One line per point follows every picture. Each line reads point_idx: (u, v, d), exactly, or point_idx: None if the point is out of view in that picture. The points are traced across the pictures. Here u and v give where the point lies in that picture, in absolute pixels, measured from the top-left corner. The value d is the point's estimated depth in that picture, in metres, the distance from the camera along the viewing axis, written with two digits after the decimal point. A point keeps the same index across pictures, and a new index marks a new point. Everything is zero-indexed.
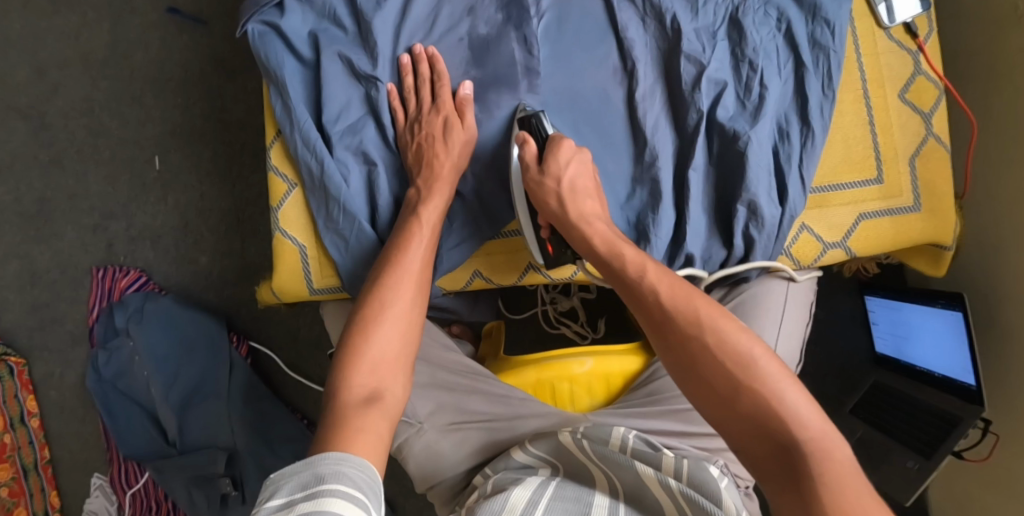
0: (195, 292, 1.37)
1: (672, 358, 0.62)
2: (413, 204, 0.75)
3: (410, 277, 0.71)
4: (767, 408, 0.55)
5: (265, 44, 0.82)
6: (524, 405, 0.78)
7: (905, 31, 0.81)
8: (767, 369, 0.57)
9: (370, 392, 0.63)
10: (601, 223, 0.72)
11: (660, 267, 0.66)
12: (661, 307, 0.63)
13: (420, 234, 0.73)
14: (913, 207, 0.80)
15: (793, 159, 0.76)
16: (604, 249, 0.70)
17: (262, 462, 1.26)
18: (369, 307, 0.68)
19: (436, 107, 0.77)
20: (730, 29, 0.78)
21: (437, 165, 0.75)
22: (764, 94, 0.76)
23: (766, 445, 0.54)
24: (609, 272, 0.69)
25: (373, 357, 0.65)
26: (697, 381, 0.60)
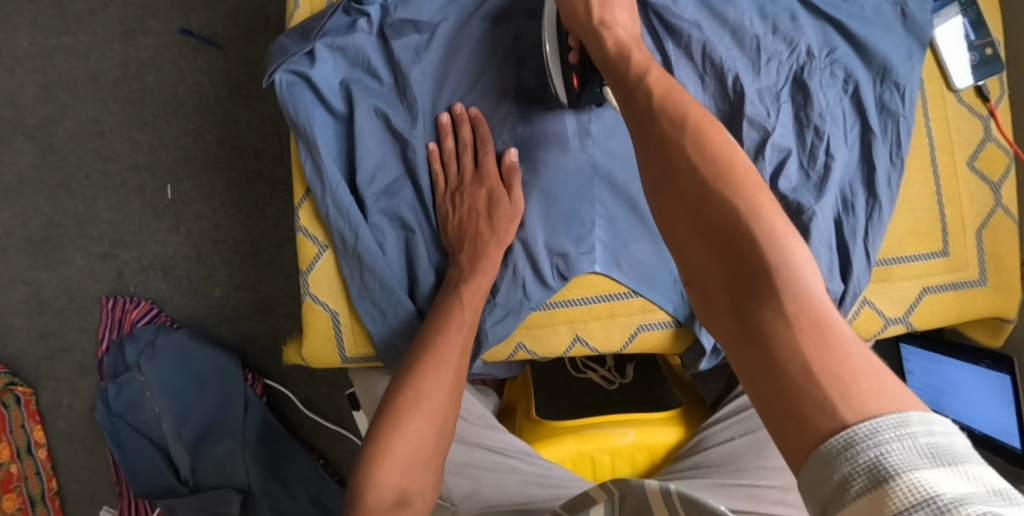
0: (208, 325, 1.32)
1: (646, 170, 0.53)
2: (455, 282, 0.71)
3: (449, 363, 0.65)
4: (742, 223, 0.45)
5: (294, 96, 0.76)
6: (564, 485, 0.75)
7: (976, 94, 0.76)
8: (749, 182, 0.47)
9: (397, 495, 0.60)
10: (625, 34, 0.63)
11: (665, 76, 0.57)
12: (647, 116, 0.54)
13: (461, 316, 0.68)
14: (979, 281, 0.76)
15: (858, 233, 0.72)
16: (615, 55, 0.61)
17: (276, 504, 1.22)
18: (403, 398, 0.63)
19: (479, 179, 0.73)
20: (794, 90, 0.74)
21: (482, 241, 0.71)
22: (830, 164, 0.72)
23: (732, 269, 0.45)
24: (615, 82, 0.60)
25: (403, 454, 0.61)
26: (667, 190, 0.51)
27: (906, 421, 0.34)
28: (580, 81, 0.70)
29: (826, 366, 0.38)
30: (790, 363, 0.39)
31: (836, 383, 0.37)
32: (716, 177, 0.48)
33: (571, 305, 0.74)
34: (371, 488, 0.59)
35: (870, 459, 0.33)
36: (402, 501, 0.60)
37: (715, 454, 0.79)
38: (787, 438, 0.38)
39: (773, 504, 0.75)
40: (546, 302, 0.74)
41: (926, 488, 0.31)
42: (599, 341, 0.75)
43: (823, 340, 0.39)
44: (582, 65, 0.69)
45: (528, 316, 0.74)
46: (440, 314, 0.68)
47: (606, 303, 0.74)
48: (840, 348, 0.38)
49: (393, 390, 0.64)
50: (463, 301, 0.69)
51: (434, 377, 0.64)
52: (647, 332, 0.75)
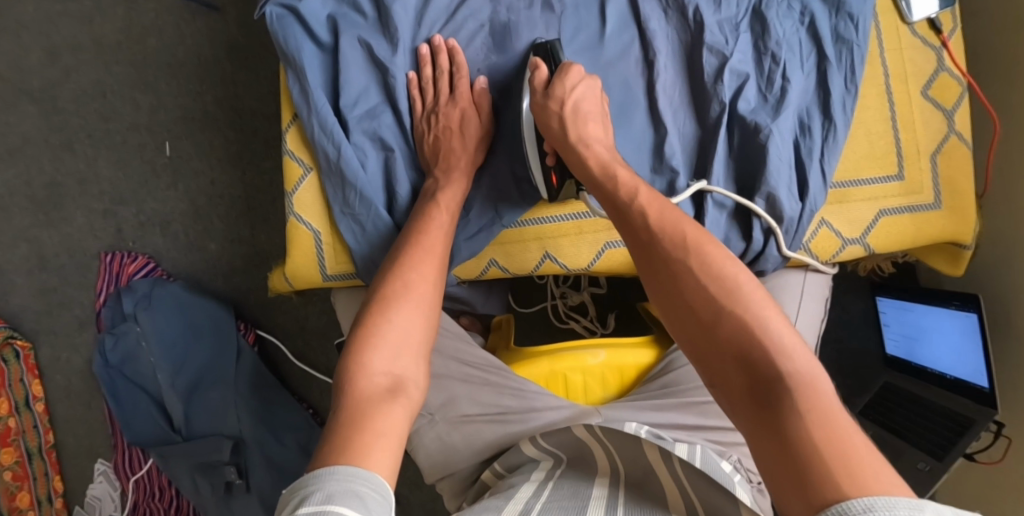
0: (204, 279, 1.36)
1: (661, 291, 0.60)
2: (431, 192, 0.75)
3: (431, 257, 0.70)
4: (756, 343, 0.52)
5: (284, 27, 0.81)
6: (536, 398, 0.78)
7: (929, 27, 0.80)
8: (755, 302, 0.54)
9: (390, 381, 0.61)
10: (600, 147, 0.70)
11: (653, 194, 0.64)
12: (652, 229, 0.62)
13: (441, 218, 0.73)
14: (933, 205, 0.80)
15: (814, 153, 0.76)
16: (600, 175, 0.68)
17: (267, 451, 1.26)
18: (390, 288, 0.67)
19: (453, 100, 0.78)
20: (754, 21, 0.78)
21: (454, 155, 0.76)
22: (786, 87, 0.76)
23: (751, 380, 0.51)
24: (602, 196, 0.67)
25: (391, 337, 0.63)
26: (683, 312, 0.57)
27: (919, 507, 0.38)
28: (557, 178, 0.74)
29: (845, 460, 0.44)
30: (812, 460, 0.45)
31: (856, 475, 0.42)
32: (724, 297, 0.55)
33: (542, 224, 0.78)
34: (362, 373, 0.60)
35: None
36: (396, 387, 0.61)
37: (685, 372, 0.82)
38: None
39: None
40: (517, 220, 0.78)
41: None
42: (569, 259, 0.78)
43: (840, 442, 0.45)
44: (559, 165, 0.74)
45: (500, 233, 0.78)
46: (419, 217, 0.73)
47: (575, 221, 0.78)
48: (856, 449, 0.44)
49: (376, 285, 0.68)
50: (440, 205, 0.74)
51: (419, 272, 0.69)
52: (613, 249, 0.78)
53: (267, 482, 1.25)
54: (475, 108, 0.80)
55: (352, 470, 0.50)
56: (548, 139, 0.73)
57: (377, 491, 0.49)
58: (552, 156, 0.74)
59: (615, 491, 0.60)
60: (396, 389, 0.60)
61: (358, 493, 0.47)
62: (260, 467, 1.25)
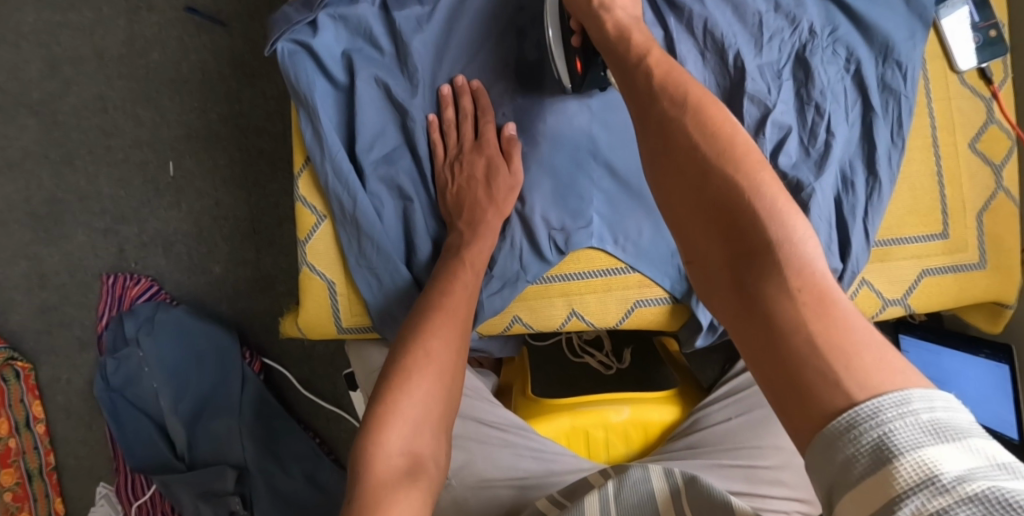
0: (208, 303, 1.33)
1: (649, 157, 0.55)
2: (455, 247, 0.71)
3: (452, 319, 0.66)
4: (744, 203, 0.47)
5: (296, 64, 0.76)
6: (558, 460, 0.76)
7: (979, 76, 0.76)
8: (751, 163, 0.49)
9: (408, 460, 0.57)
10: (624, 16, 0.64)
11: (667, 57, 0.58)
12: (651, 96, 0.56)
13: (465, 277, 0.69)
14: (978, 264, 0.76)
15: (858, 211, 0.72)
16: (616, 38, 0.62)
17: (274, 482, 1.23)
18: (410, 357, 0.62)
19: (479, 148, 0.74)
20: (796, 67, 0.74)
21: (479, 208, 0.72)
22: (830, 141, 0.71)
23: (734, 249, 0.46)
24: (616, 64, 0.61)
25: (409, 412, 0.59)
26: (672, 172, 0.52)
27: (907, 398, 0.35)
28: (582, 65, 0.70)
29: (830, 338, 0.39)
30: (795, 337, 0.40)
31: (839, 355, 0.38)
32: (717, 157, 0.50)
33: (568, 279, 0.74)
34: (380, 453, 0.56)
35: (873, 439, 0.34)
36: (414, 467, 0.57)
37: (710, 433, 0.78)
38: (795, 413, 0.39)
39: (767, 485, 0.75)
40: (542, 276, 0.74)
41: (931, 468, 0.32)
42: (596, 316, 0.75)
43: (826, 312, 0.40)
44: (584, 47, 0.70)
45: (524, 289, 0.74)
46: (443, 277, 0.69)
47: (604, 277, 0.74)
48: (843, 322, 0.40)
49: (395, 351, 0.64)
50: (466, 263, 0.70)
51: (441, 337, 0.65)
52: (643, 308, 0.75)
53: (271, 512, 1.22)
54: (501, 154, 0.74)
55: None
56: (573, 15, 0.68)
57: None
58: (578, 35, 0.70)
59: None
60: (414, 470, 0.57)
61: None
62: (264, 500, 1.21)
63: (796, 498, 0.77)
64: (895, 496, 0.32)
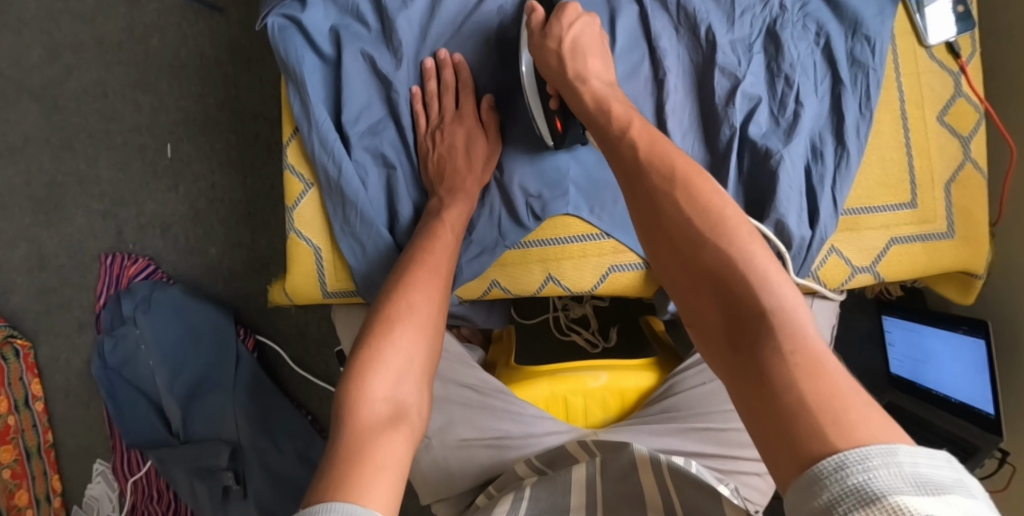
0: (204, 283, 1.35)
1: (647, 228, 0.58)
2: (435, 211, 0.74)
3: (433, 277, 0.69)
4: (738, 277, 0.50)
5: (285, 39, 0.79)
6: (535, 423, 0.77)
7: (947, 51, 0.78)
8: (742, 238, 0.52)
9: (391, 408, 0.59)
10: (599, 84, 0.69)
11: (646, 127, 0.62)
12: (638, 168, 0.60)
13: (444, 234, 0.72)
14: (946, 234, 0.78)
15: (826, 180, 0.74)
16: (595, 109, 0.67)
17: (265, 457, 1.25)
18: (391, 310, 0.65)
19: (459, 117, 0.77)
20: (767, 42, 0.76)
21: (459, 175, 0.75)
22: (799, 112, 0.74)
23: (731, 318, 0.50)
24: (596, 133, 0.66)
25: (393, 363, 0.62)
26: (669, 245, 0.56)
27: (893, 451, 0.36)
28: (563, 123, 0.73)
29: (820, 394, 0.42)
30: (787, 395, 0.43)
31: (829, 409, 0.41)
32: (710, 232, 0.53)
33: (546, 245, 0.77)
34: (363, 399, 0.58)
35: (856, 483, 0.36)
36: (398, 415, 0.59)
37: (685, 398, 0.80)
38: (783, 469, 0.41)
39: (739, 447, 0.78)
40: (520, 241, 0.77)
41: (909, 510, 0.33)
42: (572, 281, 0.77)
43: (817, 372, 0.43)
44: (562, 109, 0.73)
45: (503, 254, 0.77)
46: (424, 236, 0.71)
47: (579, 243, 0.76)
48: (831, 382, 0.42)
49: (378, 306, 0.66)
50: (446, 224, 0.73)
51: (422, 291, 0.68)
52: (617, 273, 0.77)
53: (265, 489, 1.24)
54: (480, 125, 0.79)
55: (350, 505, 0.47)
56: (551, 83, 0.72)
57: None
58: (556, 100, 0.73)
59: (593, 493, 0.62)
60: (398, 417, 0.59)
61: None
62: (257, 475, 1.24)
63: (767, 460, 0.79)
64: None
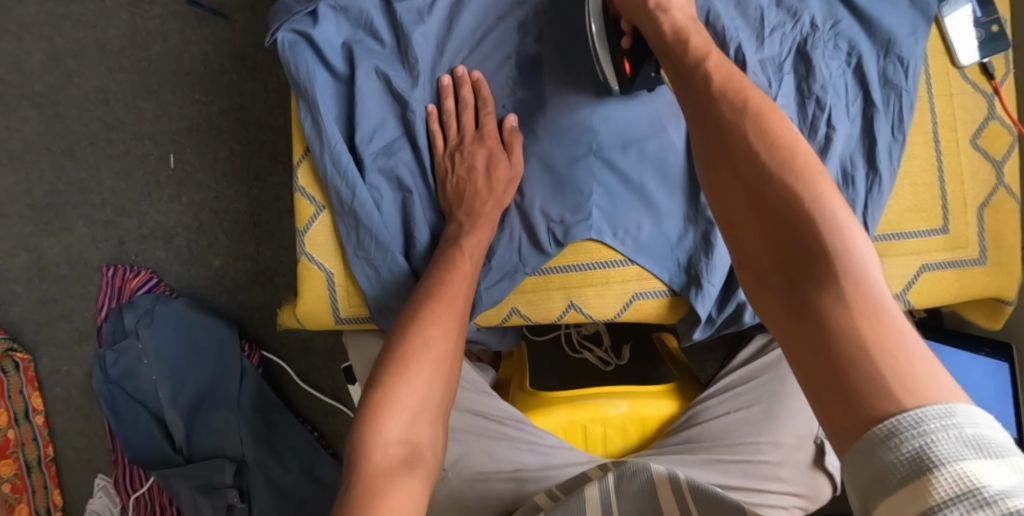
0: (207, 295, 1.33)
1: (710, 169, 0.56)
2: (453, 238, 0.72)
3: (453, 306, 0.67)
4: (804, 211, 0.48)
5: (296, 54, 0.76)
6: (555, 453, 0.75)
7: (980, 71, 0.75)
8: (815, 177, 0.49)
9: (405, 450, 0.57)
10: (682, 16, 0.64)
11: (724, 59, 0.59)
12: (708, 99, 0.57)
13: (464, 266, 0.69)
14: (978, 260, 0.75)
15: (857, 205, 0.72)
16: (673, 40, 0.62)
17: (270, 475, 1.23)
18: (407, 345, 0.63)
19: (480, 138, 0.74)
20: (797, 62, 0.73)
21: (479, 200, 0.72)
22: (831, 136, 0.71)
23: (790, 255, 0.48)
24: (670, 65, 0.62)
25: (407, 401, 0.60)
26: (731, 181, 0.53)
27: (951, 413, 0.35)
28: (631, 66, 0.70)
29: (880, 346, 0.40)
30: (846, 344, 0.41)
31: (887, 362, 0.39)
32: (777, 165, 0.51)
33: (567, 271, 0.74)
34: (377, 443, 0.57)
35: (913, 448, 0.34)
36: (412, 456, 0.57)
37: (709, 428, 0.78)
38: (836, 421, 0.40)
39: (766, 480, 0.75)
40: (542, 268, 0.74)
41: (970, 479, 0.32)
42: (594, 309, 0.75)
43: (878, 320, 0.41)
44: (634, 49, 0.69)
45: (522, 281, 0.74)
46: (441, 267, 0.69)
47: (602, 270, 0.74)
48: (894, 334, 0.41)
49: (393, 337, 0.64)
50: (466, 253, 0.70)
51: (440, 324, 0.65)
52: (642, 301, 0.75)
53: (270, 507, 1.22)
54: (502, 146, 0.75)
55: None
56: (624, 16, 0.68)
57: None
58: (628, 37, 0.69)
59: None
60: (411, 460, 0.57)
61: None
62: (262, 493, 1.22)
63: (794, 493, 0.76)
64: (933, 506, 0.32)
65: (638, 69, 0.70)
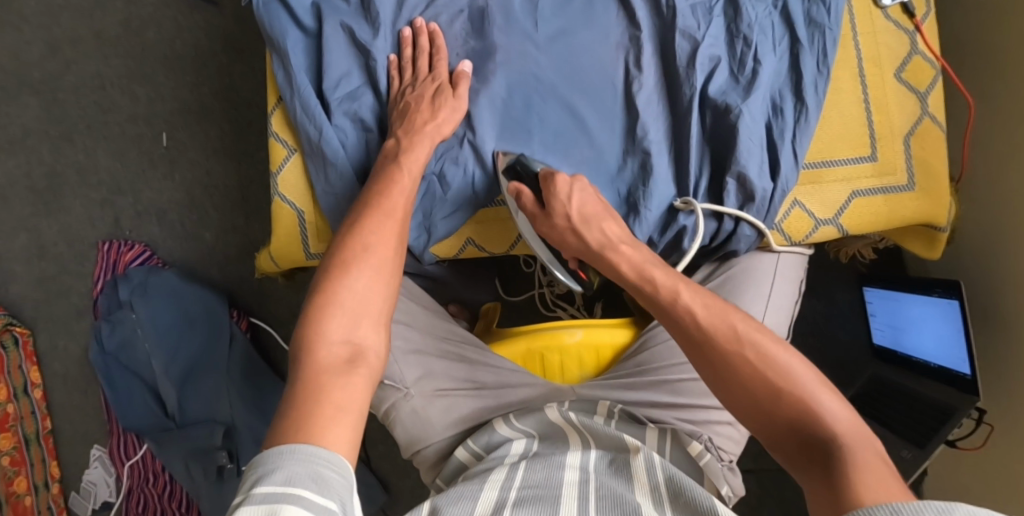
0: (198, 268, 1.38)
1: (716, 383, 0.61)
2: (394, 155, 0.75)
3: (388, 218, 0.70)
4: (813, 421, 0.55)
5: (269, 12, 0.83)
6: (513, 375, 0.83)
7: (901, 11, 0.81)
8: (811, 387, 0.56)
9: (348, 348, 0.60)
10: (631, 249, 0.71)
11: (695, 290, 0.65)
12: (701, 326, 0.63)
13: (401, 184, 0.73)
14: (907, 186, 0.80)
15: (786, 134, 0.76)
16: (637, 278, 0.69)
17: (260, 437, 1.28)
18: (345, 252, 0.66)
19: (432, 77, 0.78)
20: (728, 5, 0.78)
21: (420, 125, 0.75)
22: (757, 69, 0.76)
23: (810, 453, 0.54)
24: (645, 301, 0.68)
25: (347, 299, 0.63)
26: (742, 396, 0.59)
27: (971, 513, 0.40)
28: (586, 273, 0.79)
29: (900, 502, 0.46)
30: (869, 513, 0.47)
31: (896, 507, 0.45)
32: (777, 381, 0.57)
33: (517, 205, 0.83)
34: (320, 341, 0.59)
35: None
36: (357, 355, 0.59)
37: (657, 351, 0.83)
38: None
39: (710, 397, 0.81)
40: (493, 201, 0.82)
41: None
42: None
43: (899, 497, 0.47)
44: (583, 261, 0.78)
45: (475, 212, 0.82)
46: (382, 179, 0.73)
47: None
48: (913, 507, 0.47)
49: (336, 247, 0.68)
50: (408, 167, 0.74)
51: (376, 233, 0.69)
52: None
53: None
54: (453, 87, 0.78)
55: (312, 450, 0.48)
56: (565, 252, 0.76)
57: (337, 471, 0.47)
58: (573, 260, 0.78)
59: (586, 470, 0.64)
60: (356, 357, 0.59)
61: (318, 475, 0.45)
62: (251, 453, 1.26)
63: None
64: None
65: (590, 276, 0.79)
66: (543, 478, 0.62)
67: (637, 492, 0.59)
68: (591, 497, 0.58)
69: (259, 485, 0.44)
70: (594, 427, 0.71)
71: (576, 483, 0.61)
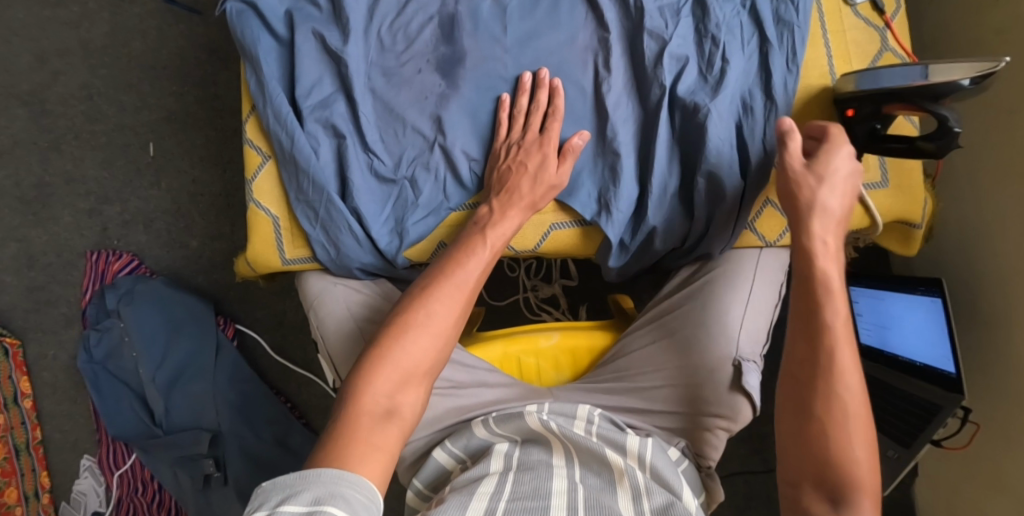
0: (185, 276, 1.39)
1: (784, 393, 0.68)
2: (481, 224, 0.76)
3: (462, 291, 0.71)
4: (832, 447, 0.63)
5: (242, 21, 0.83)
6: (490, 375, 0.83)
7: (871, 9, 0.82)
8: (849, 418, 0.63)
9: (387, 405, 0.64)
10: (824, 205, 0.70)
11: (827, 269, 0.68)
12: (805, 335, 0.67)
13: (480, 254, 0.74)
14: (879, 183, 0.81)
15: (756, 133, 0.77)
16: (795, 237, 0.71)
17: (245, 444, 1.28)
18: (409, 316, 0.69)
19: (538, 141, 0.77)
20: (696, 6, 0.78)
21: (518, 194, 0.76)
22: (725, 69, 0.76)
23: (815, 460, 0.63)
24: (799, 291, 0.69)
25: (400, 360, 0.66)
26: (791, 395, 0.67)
27: None
28: (855, 110, 0.76)
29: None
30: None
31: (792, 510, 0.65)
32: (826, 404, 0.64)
33: None
34: (366, 393, 0.64)
35: None
36: (392, 411, 0.64)
37: (635, 357, 0.82)
38: None
39: (686, 403, 0.79)
40: (464, 204, 0.83)
41: None
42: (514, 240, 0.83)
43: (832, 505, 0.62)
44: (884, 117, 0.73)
45: (447, 216, 0.82)
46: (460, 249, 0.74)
47: None
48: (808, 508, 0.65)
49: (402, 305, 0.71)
50: (499, 236, 0.75)
51: (443, 304, 0.70)
52: (557, 230, 0.82)
53: (244, 474, 1.26)
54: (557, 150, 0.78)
55: (336, 473, 0.54)
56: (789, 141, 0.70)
57: (363, 494, 0.54)
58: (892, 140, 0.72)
59: (573, 491, 0.62)
60: (393, 413, 0.64)
61: (340, 494, 0.52)
62: (237, 461, 1.26)
63: (718, 414, 0.77)
64: None
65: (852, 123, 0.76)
66: (530, 494, 0.61)
67: (623, 509, 0.61)
68: (579, 511, 0.59)
69: (288, 503, 0.50)
70: (574, 440, 0.69)
71: (564, 493, 0.61)
